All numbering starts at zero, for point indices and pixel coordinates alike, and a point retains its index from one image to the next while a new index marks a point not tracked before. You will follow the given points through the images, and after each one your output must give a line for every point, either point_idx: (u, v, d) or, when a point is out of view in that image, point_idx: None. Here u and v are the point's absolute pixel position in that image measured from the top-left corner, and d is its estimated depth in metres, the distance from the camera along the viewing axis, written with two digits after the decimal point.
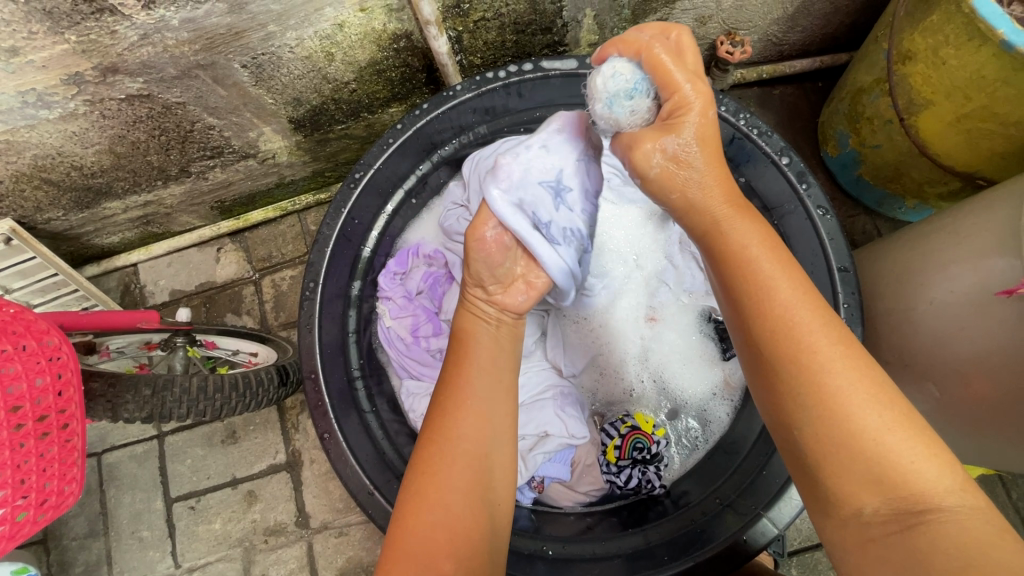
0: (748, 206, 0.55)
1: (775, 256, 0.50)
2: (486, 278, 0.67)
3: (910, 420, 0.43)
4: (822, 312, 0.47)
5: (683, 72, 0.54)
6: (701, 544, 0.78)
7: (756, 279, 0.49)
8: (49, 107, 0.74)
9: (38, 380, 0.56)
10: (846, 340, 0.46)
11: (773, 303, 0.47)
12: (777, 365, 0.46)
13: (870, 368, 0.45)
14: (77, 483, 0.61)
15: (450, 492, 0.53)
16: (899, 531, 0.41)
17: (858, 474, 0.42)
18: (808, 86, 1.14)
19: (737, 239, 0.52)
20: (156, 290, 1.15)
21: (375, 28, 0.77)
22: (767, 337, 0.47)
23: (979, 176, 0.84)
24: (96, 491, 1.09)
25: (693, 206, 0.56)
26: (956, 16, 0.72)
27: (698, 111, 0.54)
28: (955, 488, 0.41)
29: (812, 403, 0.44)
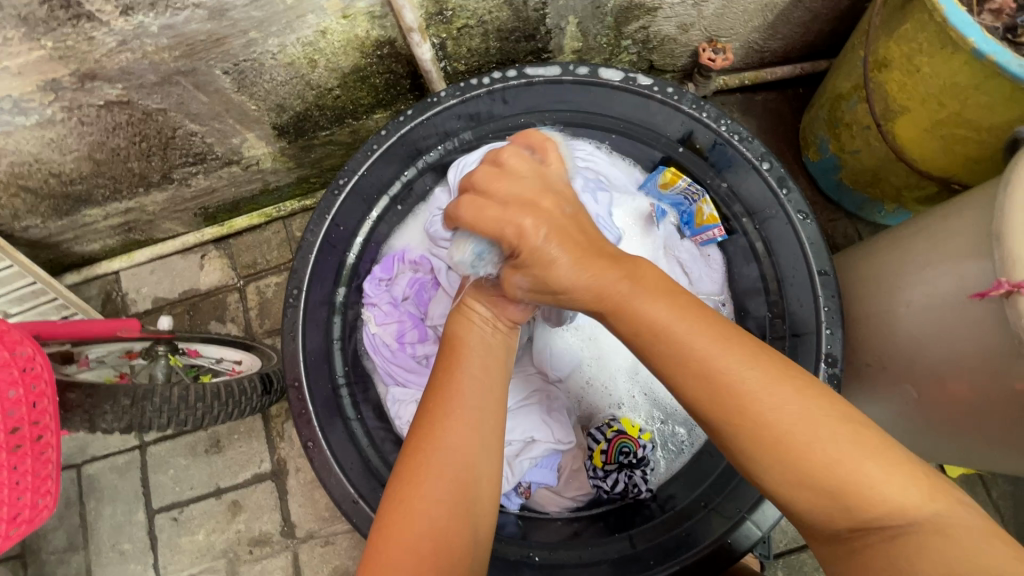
0: (637, 268, 0.55)
1: (691, 318, 0.51)
2: (493, 283, 0.66)
3: (861, 439, 0.45)
4: (751, 356, 0.49)
5: (519, 228, 0.53)
6: (687, 548, 0.78)
7: (680, 352, 0.49)
8: (25, 114, 0.74)
9: (11, 392, 0.55)
10: (767, 369, 0.48)
11: (693, 365, 0.49)
12: (719, 429, 0.48)
13: (801, 393, 0.47)
14: (53, 496, 0.59)
15: (435, 502, 0.53)
16: (886, 540, 0.42)
17: (827, 503, 0.44)
18: (790, 92, 1.16)
19: (648, 310, 0.52)
20: (138, 298, 1.14)
21: (358, 34, 0.77)
22: (706, 404, 0.48)
23: (954, 180, 0.85)
24: (76, 504, 1.07)
25: (597, 288, 0.54)
26: (929, 24, 0.73)
27: (543, 249, 0.53)
28: (915, 493, 0.43)
29: (767, 447, 0.46)
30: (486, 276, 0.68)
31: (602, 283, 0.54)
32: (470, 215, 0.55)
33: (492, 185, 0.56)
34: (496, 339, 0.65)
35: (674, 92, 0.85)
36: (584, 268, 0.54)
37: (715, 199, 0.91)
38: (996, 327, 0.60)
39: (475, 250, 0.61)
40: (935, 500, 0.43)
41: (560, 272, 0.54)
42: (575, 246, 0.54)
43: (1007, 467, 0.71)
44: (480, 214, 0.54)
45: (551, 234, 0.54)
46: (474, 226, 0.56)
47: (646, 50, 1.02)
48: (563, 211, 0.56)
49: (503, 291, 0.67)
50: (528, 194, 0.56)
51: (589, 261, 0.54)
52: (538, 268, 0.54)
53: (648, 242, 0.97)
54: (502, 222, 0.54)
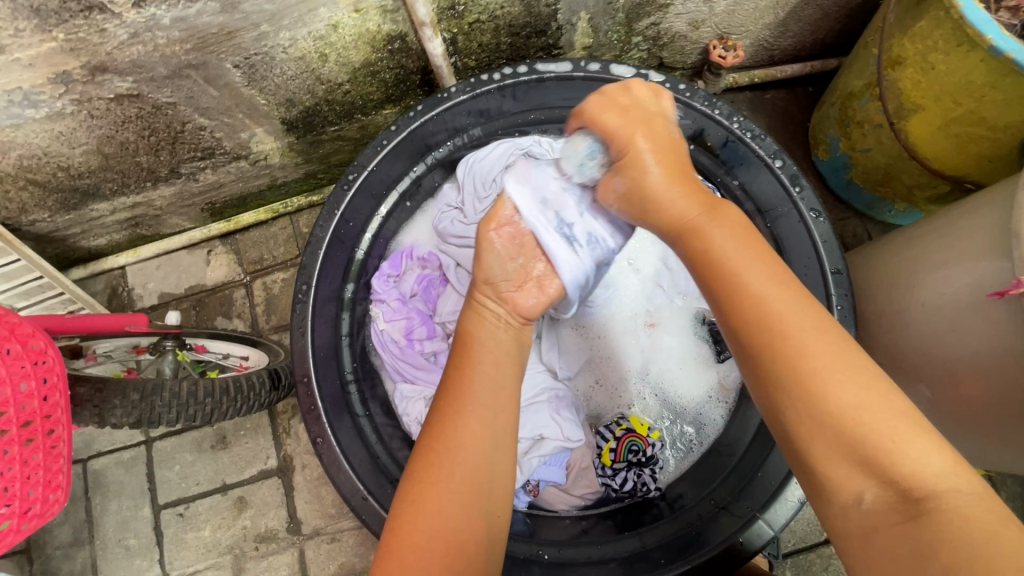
0: (719, 203, 0.57)
1: (753, 250, 0.52)
2: (500, 279, 0.66)
3: (893, 402, 0.44)
4: (801, 298, 0.49)
5: (645, 136, 0.60)
6: (698, 547, 0.78)
7: (733, 267, 0.50)
8: (35, 107, 0.73)
9: (23, 386, 0.55)
10: (823, 324, 0.47)
11: (742, 289, 0.49)
12: (760, 353, 0.47)
13: (846, 352, 0.46)
14: (63, 491, 0.59)
15: (449, 505, 0.53)
16: (903, 523, 0.41)
17: (845, 456, 0.43)
18: (799, 90, 1.16)
19: (713, 238, 0.53)
20: (145, 293, 1.13)
21: (369, 29, 0.76)
22: (750, 329, 0.48)
23: (967, 179, 0.85)
24: (81, 499, 1.07)
25: (676, 218, 0.57)
26: (945, 22, 0.72)
27: (640, 144, 0.60)
28: (950, 472, 0.41)
29: (800, 392, 0.45)
30: (494, 267, 0.66)
31: (681, 215, 0.57)
32: (597, 108, 0.63)
33: (613, 100, 0.64)
34: (510, 335, 0.64)
35: (686, 89, 0.85)
36: (689, 196, 0.58)
37: (727, 197, 0.89)
38: (1012, 326, 0.60)
39: (586, 152, 0.66)
40: (958, 472, 0.42)
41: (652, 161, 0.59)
42: (669, 162, 0.60)
43: (1020, 467, 0.70)
44: (601, 109, 0.63)
45: (665, 137, 0.61)
46: (603, 135, 0.63)
47: (656, 47, 1.02)
48: (664, 138, 0.61)
49: (512, 287, 0.66)
50: (626, 130, 0.61)
51: (679, 178, 0.59)
52: (634, 169, 0.60)
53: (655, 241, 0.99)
54: (620, 128, 0.61)
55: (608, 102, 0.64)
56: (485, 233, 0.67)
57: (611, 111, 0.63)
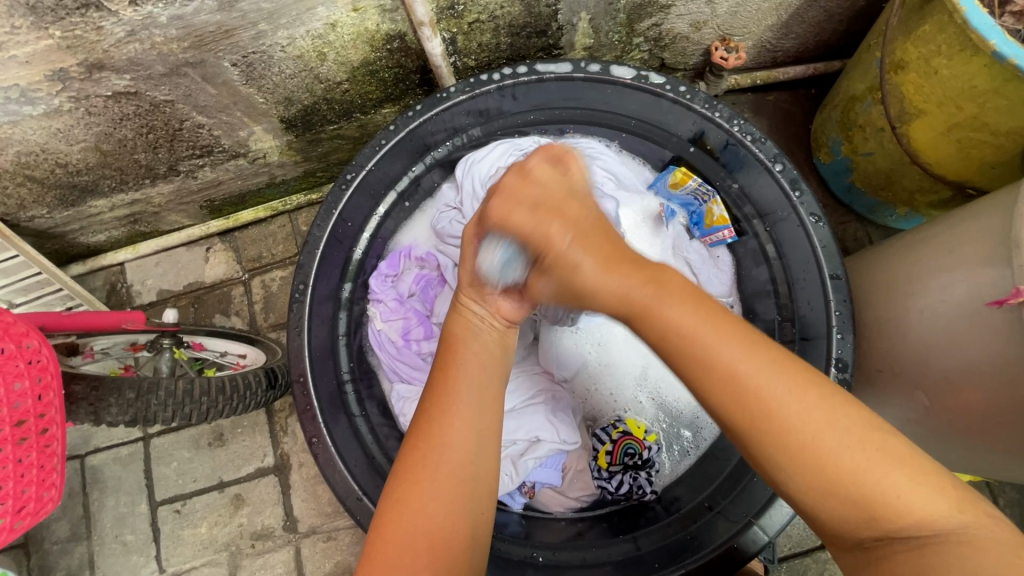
0: (662, 272, 0.54)
1: (713, 320, 0.49)
2: (485, 282, 0.64)
3: (891, 452, 0.44)
4: (776, 362, 0.47)
5: (566, 235, 0.54)
6: (693, 551, 0.78)
7: (700, 346, 0.48)
8: (32, 104, 0.73)
9: (17, 384, 0.55)
10: (800, 384, 0.46)
11: (719, 368, 0.47)
12: (746, 434, 0.46)
13: (830, 404, 0.46)
14: (57, 489, 0.59)
15: (433, 502, 0.52)
16: (904, 551, 0.42)
17: (850, 512, 0.43)
18: (801, 93, 1.15)
19: (665, 313, 0.50)
20: (143, 290, 1.13)
21: (368, 28, 0.76)
22: (733, 416, 0.46)
23: (968, 185, 0.84)
24: (79, 494, 1.07)
25: (619, 293, 0.53)
26: (949, 25, 0.72)
27: (579, 262, 0.54)
28: (951, 510, 0.42)
29: (795, 463, 0.44)
30: (480, 271, 0.64)
31: (622, 295, 0.53)
32: (506, 201, 0.56)
33: (518, 192, 0.57)
34: (496, 335, 0.63)
35: (686, 91, 0.84)
36: (624, 274, 0.53)
37: (726, 200, 0.90)
38: (1013, 336, 0.60)
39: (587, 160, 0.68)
40: (962, 511, 0.42)
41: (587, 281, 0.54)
42: (600, 248, 0.55)
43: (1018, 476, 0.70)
44: (531, 171, 0.57)
45: (586, 219, 0.56)
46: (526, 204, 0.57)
47: (658, 48, 1.01)
48: (590, 212, 0.56)
49: (497, 290, 0.64)
50: (565, 209, 0.56)
51: (614, 265, 0.54)
52: (561, 268, 0.55)
53: (655, 242, 0.96)
54: (541, 186, 0.56)
55: (533, 196, 0.56)
56: (470, 237, 0.64)
57: (543, 163, 0.58)
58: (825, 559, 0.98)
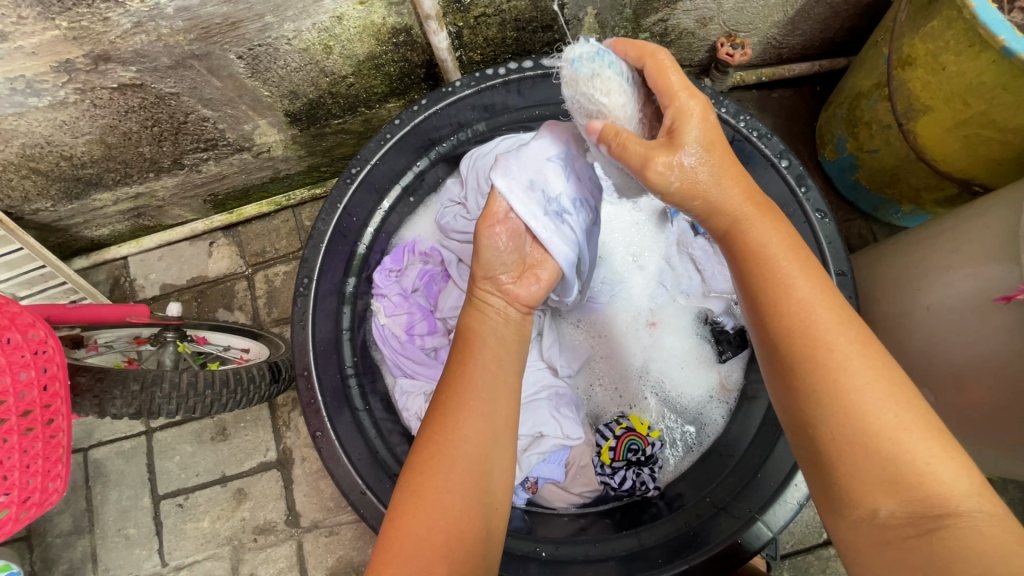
0: (769, 207, 0.54)
1: (803, 262, 0.50)
2: (500, 269, 0.67)
3: (927, 425, 0.43)
4: (833, 303, 0.48)
5: (683, 88, 0.55)
6: (696, 547, 0.77)
7: (780, 272, 0.49)
8: (38, 95, 0.73)
9: (23, 374, 0.55)
10: (863, 339, 0.47)
11: (793, 297, 0.48)
12: (798, 366, 0.46)
13: (884, 363, 0.45)
14: (62, 480, 0.59)
15: (449, 495, 0.52)
16: (916, 535, 0.41)
17: (871, 474, 0.43)
18: (806, 90, 1.15)
19: (760, 236, 0.51)
20: (147, 284, 1.13)
21: (374, 21, 0.76)
22: (788, 341, 0.47)
23: (975, 181, 0.84)
24: (82, 488, 1.07)
25: (718, 204, 0.54)
26: (957, 22, 0.72)
27: (698, 117, 0.54)
28: (974, 493, 0.41)
29: (836, 407, 0.44)
30: (493, 261, 0.66)
31: (726, 203, 0.53)
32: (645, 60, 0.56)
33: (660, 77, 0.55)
34: (511, 331, 0.65)
35: (692, 87, 0.83)
36: (740, 191, 0.54)
37: None
38: (1018, 330, 0.60)
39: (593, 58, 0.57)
40: (983, 497, 0.41)
41: (695, 134, 0.53)
42: (720, 154, 0.54)
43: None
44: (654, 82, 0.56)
45: (709, 123, 0.54)
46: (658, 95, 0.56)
47: (664, 44, 1.01)
48: (717, 124, 0.55)
49: (511, 278, 0.67)
50: (677, 100, 0.54)
51: (734, 168, 0.54)
52: (676, 159, 0.53)
53: (659, 240, 0.98)
54: (670, 102, 0.55)
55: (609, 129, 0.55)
56: (485, 230, 0.66)
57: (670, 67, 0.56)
58: (828, 556, 0.98)
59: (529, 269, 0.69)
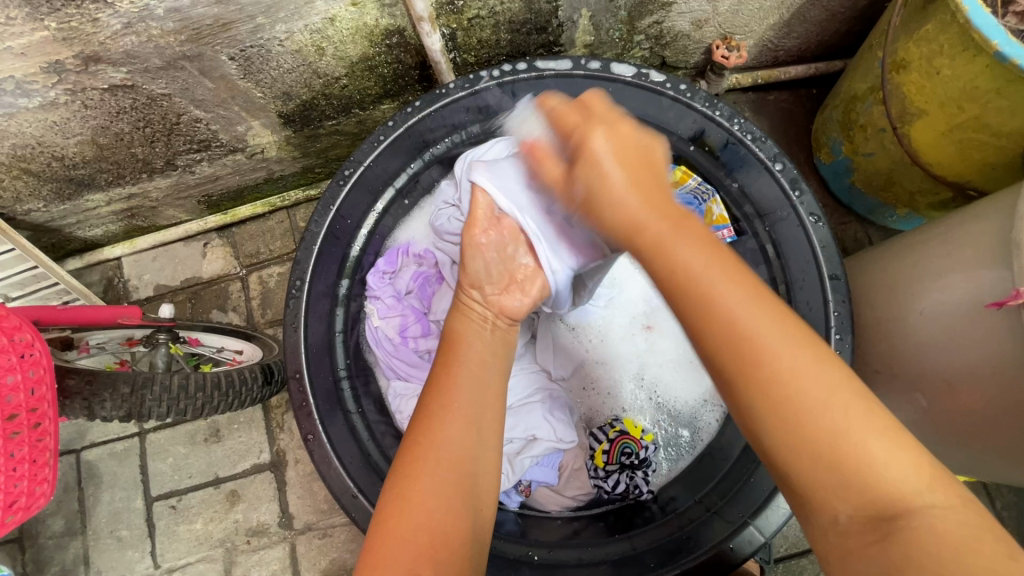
0: (682, 217, 0.51)
1: (719, 267, 0.46)
2: (486, 280, 0.70)
3: (871, 421, 0.41)
4: (774, 315, 0.44)
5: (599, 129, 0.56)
6: (688, 551, 0.77)
7: (706, 293, 0.45)
8: (28, 96, 0.72)
9: (9, 378, 0.54)
10: (801, 343, 0.44)
11: (723, 317, 0.44)
12: (739, 389, 0.44)
13: (821, 361, 0.43)
14: (49, 484, 0.59)
15: (434, 496, 0.51)
16: (877, 541, 0.39)
17: (830, 483, 0.41)
18: (802, 92, 1.15)
19: (677, 254, 0.48)
20: (140, 285, 1.13)
21: (367, 23, 0.75)
22: (724, 357, 0.44)
23: (969, 186, 0.83)
24: (74, 489, 1.07)
25: (629, 219, 0.52)
26: (951, 25, 0.71)
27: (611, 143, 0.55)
28: (923, 489, 0.40)
29: (786, 429, 0.42)
30: (478, 271, 0.70)
31: (643, 224, 0.51)
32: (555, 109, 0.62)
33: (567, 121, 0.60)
34: (497, 336, 0.66)
35: (687, 89, 0.83)
36: (648, 199, 0.53)
37: (726, 199, 0.90)
38: (1010, 335, 0.60)
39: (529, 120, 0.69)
40: (934, 491, 0.40)
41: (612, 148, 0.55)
42: (635, 165, 0.54)
43: (1015, 480, 0.70)
44: (556, 113, 0.62)
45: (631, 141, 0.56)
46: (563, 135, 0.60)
47: (659, 46, 1.01)
48: (624, 139, 0.56)
49: (496, 290, 0.70)
50: (580, 132, 0.58)
51: (640, 185, 0.53)
52: (589, 173, 0.55)
53: None
54: (580, 125, 0.58)
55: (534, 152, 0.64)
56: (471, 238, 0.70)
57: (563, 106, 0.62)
58: (821, 559, 0.98)
59: (515, 282, 0.71)
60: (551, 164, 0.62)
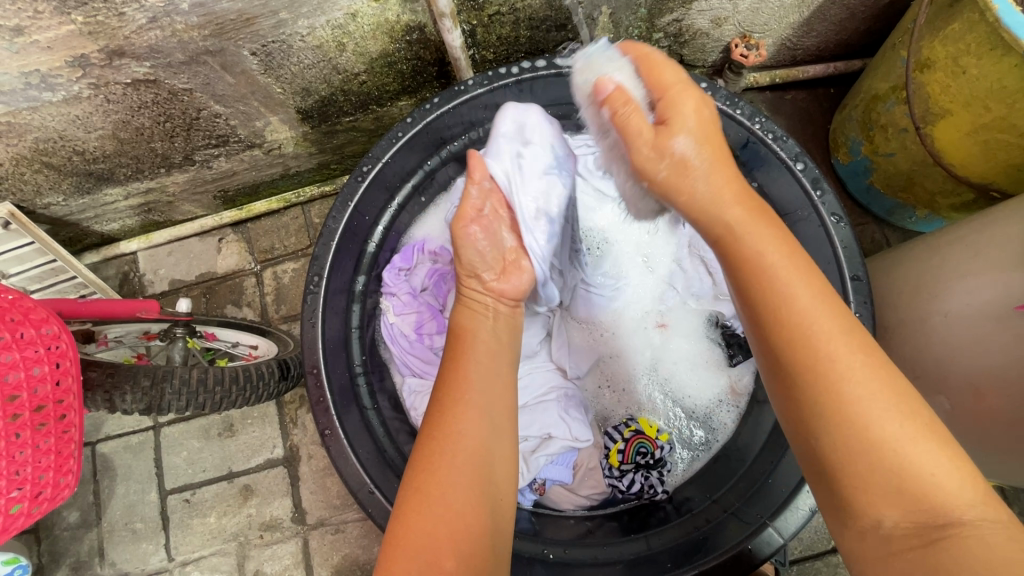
0: (765, 209, 0.54)
1: (800, 260, 0.50)
2: (483, 269, 0.70)
3: (925, 436, 0.43)
4: (848, 326, 0.47)
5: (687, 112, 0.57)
6: (705, 552, 0.77)
7: (783, 289, 0.48)
8: (52, 90, 0.73)
9: (36, 369, 0.55)
10: (868, 350, 0.46)
11: (791, 307, 0.47)
12: (807, 392, 0.46)
13: (884, 372, 0.45)
14: (73, 476, 0.59)
15: (450, 488, 0.51)
16: (920, 548, 0.41)
17: (880, 489, 0.43)
18: (820, 92, 1.14)
19: (753, 236, 0.51)
20: (156, 279, 1.14)
21: (388, 18, 0.75)
22: (796, 361, 0.46)
23: (993, 188, 0.83)
24: (90, 482, 1.08)
25: (713, 201, 0.54)
26: (979, 24, 0.71)
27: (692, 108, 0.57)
28: (975, 502, 0.41)
29: (846, 423, 0.44)
30: (473, 259, 0.71)
31: (720, 218, 0.53)
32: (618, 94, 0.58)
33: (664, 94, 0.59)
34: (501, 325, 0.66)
35: (708, 87, 0.82)
36: (735, 182, 0.55)
37: None
38: None
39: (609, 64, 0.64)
40: (985, 505, 0.42)
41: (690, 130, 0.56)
42: (719, 150, 0.56)
43: None
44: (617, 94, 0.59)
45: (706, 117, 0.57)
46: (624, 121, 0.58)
47: (678, 44, 1.00)
48: (712, 113, 0.58)
49: (493, 276, 0.70)
50: (672, 94, 0.58)
51: (725, 165, 0.56)
52: (680, 180, 0.56)
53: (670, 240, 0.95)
54: (673, 85, 0.58)
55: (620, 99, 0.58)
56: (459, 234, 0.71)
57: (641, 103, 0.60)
58: (836, 562, 0.98)
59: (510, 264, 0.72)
60: (636, 118, 0.57)
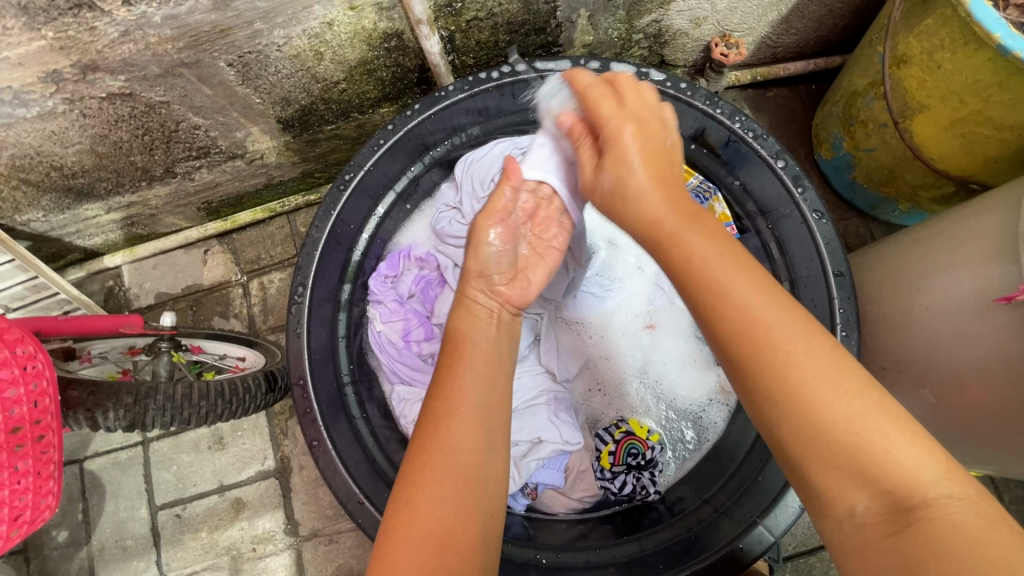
0: (698, 212, 0.54)
1: (726, 257, 0.48)
2: (494, 272, 0.68)
3: (882, 407, 0.41)
4: (785, 307, 0.45)
5: (620, 113, 0.61)
6: (698, 552, 0.77)
7: (711, 275, 0.47)
8: (26, 106, 0.72)
9: (11, 392, 0.54)
10: (808, 330, 0.44)
11: (727, 300, 0.46)
12: (752, 376, 0.44)
13: (832, 352, 0.43)
14: (55, 497, 0.59)
15: (442, 502, 0.49)
16: (891, 535, 0.39)
17: (840, 473, 0.41)
18: (802, 88, 1.14)
19: (692, 243, 0.50)
20: (141, 293, 1.13)
21: (365, 26, 0.75)
22: (732, 343, 0.45)
23: (972, 180, 0.83)
24: (78, 500, 1.06)
25: (647, 220, 0.55)
26: (952, 19, 0.71)
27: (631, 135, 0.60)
28: (940, 478, 0.39)
29: (787, 404, 0.42)
30: (489, 261, 0.68)
31: (659, 222, 0.54)
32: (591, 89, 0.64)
33: (625, 96, 0.63)
34: (502, 332, 0.64)
35: (687, 87, 0.82)
36: (669, 199, 0.56)
37: (728, 197, 0.90)
38: (1020, 330, 0.59)
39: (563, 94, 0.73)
40: (953, 482, 0.39)
41: (640, 168, 0.58)
42: (654, 169, 0.58)
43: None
44: (590, 93, 0.64)
45: (655, 138, 0.61)
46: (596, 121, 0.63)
47: (658, 44, 1.00)
48: (652, 138, 0.60)
49: (503, 282, 0.68)
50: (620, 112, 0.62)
51: (661, 181, 0.57)
52: (618, 167, 0.59)
53: None
54: (613, 119, 0.61)
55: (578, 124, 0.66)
56: (484, 225, 0.69)
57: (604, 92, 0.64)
58: (830, 557, 0.98)
59: (521, 274, 0.70)
60: (586, 151, 0.65)
